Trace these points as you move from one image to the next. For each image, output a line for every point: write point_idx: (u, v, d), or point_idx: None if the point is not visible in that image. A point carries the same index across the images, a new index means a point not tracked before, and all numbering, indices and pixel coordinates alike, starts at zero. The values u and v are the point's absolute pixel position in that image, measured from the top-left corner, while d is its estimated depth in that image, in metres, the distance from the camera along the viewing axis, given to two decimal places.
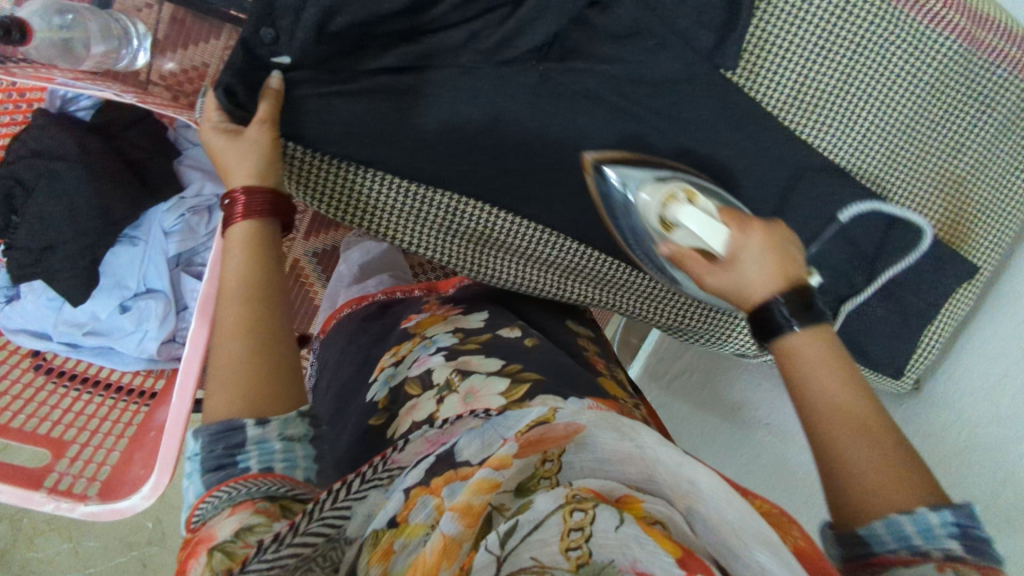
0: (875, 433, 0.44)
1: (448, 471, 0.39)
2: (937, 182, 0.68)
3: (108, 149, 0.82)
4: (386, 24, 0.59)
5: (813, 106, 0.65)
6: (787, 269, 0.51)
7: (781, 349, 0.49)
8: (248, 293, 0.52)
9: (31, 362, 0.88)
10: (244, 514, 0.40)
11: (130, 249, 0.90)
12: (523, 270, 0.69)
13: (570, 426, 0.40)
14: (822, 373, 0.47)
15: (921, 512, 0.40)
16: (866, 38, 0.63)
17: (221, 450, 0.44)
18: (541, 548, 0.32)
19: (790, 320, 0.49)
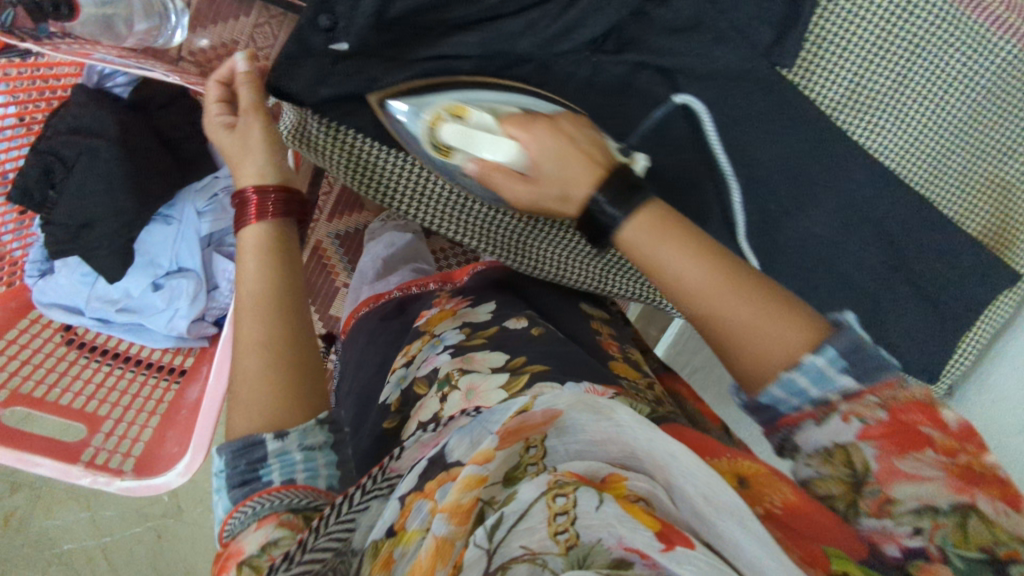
0: (752, 293, 0.46)
1: (439, 475, 0.38)
2: (984, 188, 0.67)
3: (146, 128, 0.82)
4: (445, 11, 0.57)
5: (865, 106, 0.64)
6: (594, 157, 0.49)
7: (624, 243, 0.48)
8: (259, 304, 0.51)
9: (63, 337, 0.89)
10: (269, 527, 0.41)
11: (164, 228, 0.90)
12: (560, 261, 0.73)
13: (546, 411, 0.37)
14: (671, 246, 0.47)
15: (807, 362, 0.42)
16: (925, 38, 0.62)
17: (244, 466, 0.45)
18: (530, 536, 0.33)
19: (611, 212, 0.47)
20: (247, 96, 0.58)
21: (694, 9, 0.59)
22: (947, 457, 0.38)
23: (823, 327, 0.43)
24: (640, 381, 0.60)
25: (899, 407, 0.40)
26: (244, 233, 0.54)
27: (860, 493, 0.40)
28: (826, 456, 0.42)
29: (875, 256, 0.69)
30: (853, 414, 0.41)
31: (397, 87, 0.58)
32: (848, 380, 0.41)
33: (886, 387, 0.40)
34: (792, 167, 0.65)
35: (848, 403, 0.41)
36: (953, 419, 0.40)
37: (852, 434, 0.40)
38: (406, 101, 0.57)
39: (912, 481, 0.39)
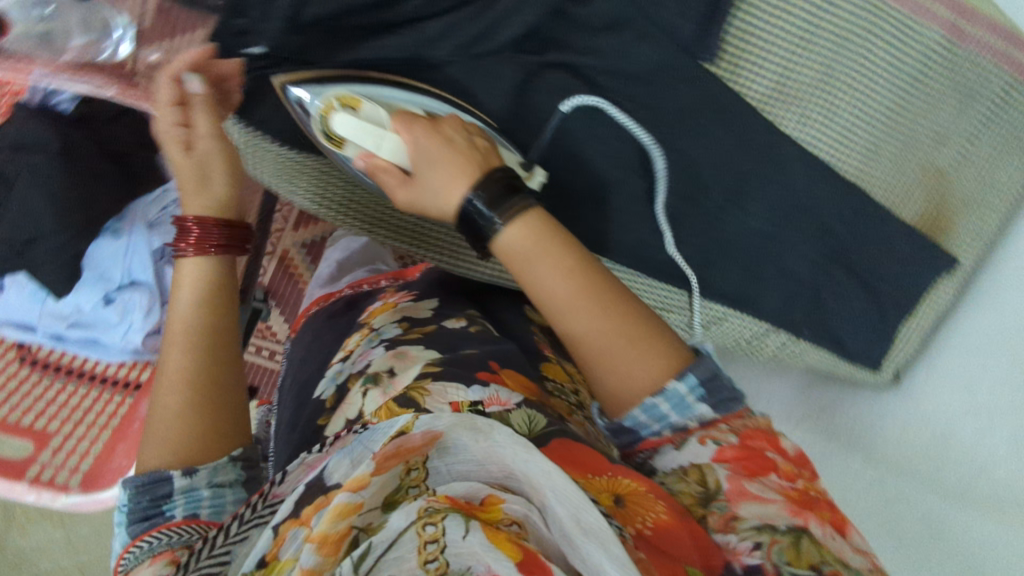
0: (613, 314, 0.54)
1: (313, 497, 0.37)
2: (917, 175, 0.68)
3: (91, 141, 0.81)
4: (358, 17, 0.57)
5: (791, 99, 0.65)
6: (476, 160, 0.53)
7: (499, 249, 0.53)
8: (191, 341, 0.59)
9: (16, 355, 0.90)
10: (160, 562, 0.45)
11: (113, 242, 0.89)
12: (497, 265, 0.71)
13: (424, 433, 0.38)
14: (544, 264, 0.53)
15: (671, 390, 0.53)
16: (844, 31, 0.63)
17: (147, 501, 0.50)
18: (398, 565, 0.33)
19: (489, 216, 0.51)
20: (199, 117, 0.65)
21: (612, 8, 0.60)
22: (785, 481, 0.49)
23: (681, 359, 0.55)
24: (568, 387, 0.62)
25: (745, 433, 0.52)
26: (185, 268, 0.63)
27: (709, 506, 0.48)
28: (682, 474, 0.51)
29: (816, 245, 0.69)
30: (708, 437, 0.52)
31: (301, 73, 0.57)
32: (700, 408, 0.53)
33: (734, 417, 0.53)
34: (723, 161, 0.66)
35: (703, 429, 0.53)
36: (790, 447, 0.52)
37: (707, 454, 0.51)
38: (308, 86, 0.57)
39: (758, 500, 0.47)
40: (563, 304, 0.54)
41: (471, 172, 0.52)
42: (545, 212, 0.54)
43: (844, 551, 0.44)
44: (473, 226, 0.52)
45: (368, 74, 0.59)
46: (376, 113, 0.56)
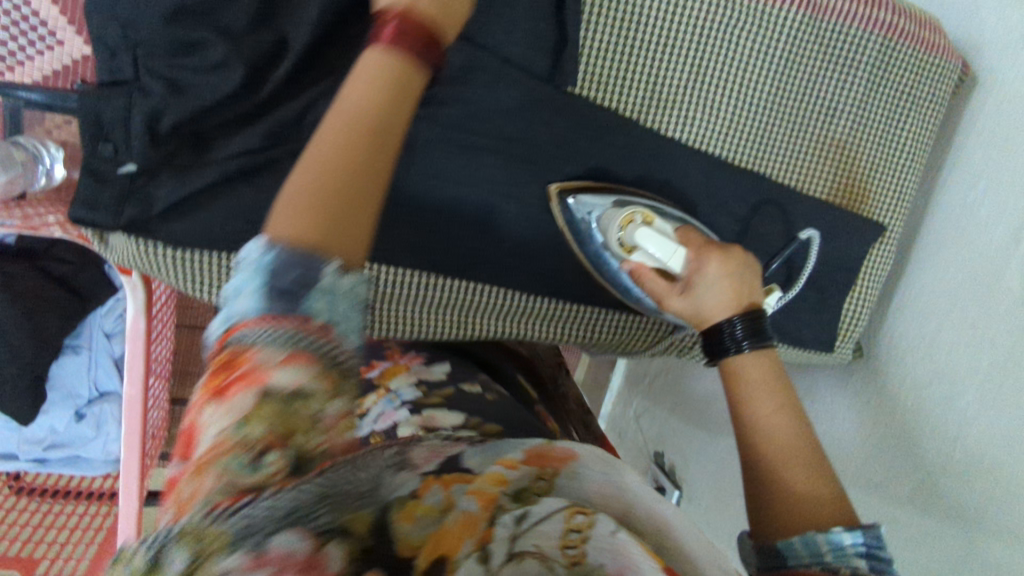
0: (808, 449, 0.48)
1: (449, 470, 0.37)
2: (820, 151, 0.68)
3: (34, 271, 0.84)
4: (218, 113, 0.55)
5: (669, 104, 0.65)
6: (743, 294, 0.57)
7: (726, 368, 0.53)
8: (349, 131, 0.39)
9: (7, 486, 0.94)
10: (301, 370, 0.31)
11: (75, 359, 0.92)
12: (477, 322, 0.68)
13: (564, 449, 0.41)
14: (762, 387, 0.51)
15: (836, 533, 0.42)
16: (704, 30, 0.63)
17: (289, 280, 0.33)
18: (543, 538, 0.38)
19: (741, 341, 0.53)
20: None
21: (464, 55, 0.60)
22: None
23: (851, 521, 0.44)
24: None
25: None
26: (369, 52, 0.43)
27: None
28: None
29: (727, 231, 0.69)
30: None
31: (574, 183, 0.65)
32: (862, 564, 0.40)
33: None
34: (617, 178, 0.66)
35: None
36: None
37: None
38: (576, 196, 0.65)
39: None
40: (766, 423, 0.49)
41: (747, 309, 0.55)
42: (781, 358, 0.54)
43: None
44: (717, 340, 0.54)
45: (641, 194, 0.66)
46: (666, 228, 0.61)
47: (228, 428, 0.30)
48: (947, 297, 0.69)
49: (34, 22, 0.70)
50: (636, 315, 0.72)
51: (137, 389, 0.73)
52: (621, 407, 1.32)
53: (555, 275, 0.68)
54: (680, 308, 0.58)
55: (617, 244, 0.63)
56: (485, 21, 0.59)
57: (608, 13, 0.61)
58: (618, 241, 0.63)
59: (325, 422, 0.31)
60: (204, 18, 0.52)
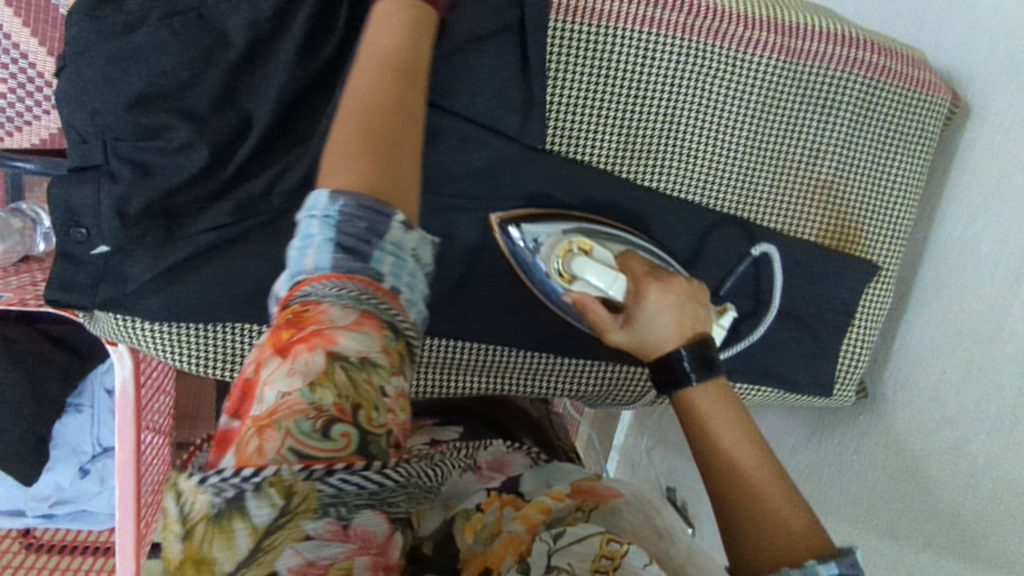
0: (769, 475, 0.46)
1: (509, 494, 0.48)
2: (806, 192, 0.68)
3: (36, 333, 0.85)
4: (186, 192, 0.55)
5: (645, 154, 0.65)
6: (688, 323, 0.53)
7: (680, 400, 0.51)
8: (395, 68, 0.46)
9: (20, 543, 0.96)
10: (372, 333, 0.36)
11: (77, 417, 0.93)
12: (469, 379, 0.67)
13: (610, 488, 0.48)
14: (715, 415, 0.49)
15: (811, 566, 0.40)
16: (675, 79, 0.63)
17: (361, 230, 0.38)
18: (577, 558, 0.38)
19: (688, 372, 0.50)
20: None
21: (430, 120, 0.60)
22: None
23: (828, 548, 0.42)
24: None
25: None
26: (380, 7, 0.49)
27: None
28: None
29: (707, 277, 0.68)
30: None
31: (515, 212, 0.62)
32: None
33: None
34: None
35: None
36: None
37: None
38: (519, 225, 0.61)
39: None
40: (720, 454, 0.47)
41: (691, 336, 0.52)
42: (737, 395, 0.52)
43: None
44: (666, 370, 0.51)
45: (583, 218, 0.62)
46: (607, 255, 0.58)
47: (298, 391, 0.33)
48: (941, 337, 0.66)
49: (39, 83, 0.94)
50: (631, 368, 0.70)
51: (129, 453, 0.73)
52: (632, 441, 1.28)
53: (536, 327, 0.66)
54: (623, 339, 0.54)
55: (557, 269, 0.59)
56: (449, 86, 0.60)
57: (575, 70, 0.62)
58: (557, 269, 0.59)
59: (387, 399, 0.35)
60: (165, 103, 0.54)
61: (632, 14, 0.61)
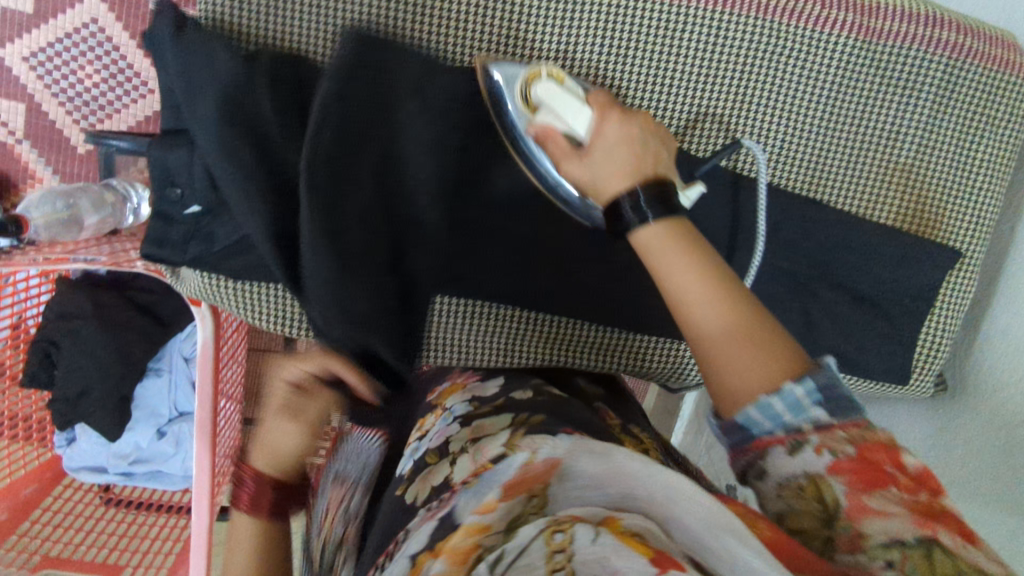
0: (738, 310, 0.48)
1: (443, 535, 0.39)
2: (883, 175, 0.65)
3: (121, 299, 0.93)
4: None
5: (714, 133, 0.65)
6: (645, 164, 0.54)
7: (635, 239, 0.51)
8: None
9: (100, 498, 1.02)
10: None
11: (156, 380, 0.99)
12: (537, 350, 0.69)
13: (548, 461, 0.41)
14: (675, 262, 0.49)
15: (786, 390, 0.44)
16: (747, 57, 0.63)
17: None
18: (528, 572, 0.32)
19: (643, 211, 0.50)
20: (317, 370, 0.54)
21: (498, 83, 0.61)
22: (909, 495, 0.40)
23: (803, 362, 0.45)
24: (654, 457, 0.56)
25: (868, 445, 0.42)
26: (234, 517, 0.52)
27: (834, 528, 0.41)
28: (797, 490, 0.43)
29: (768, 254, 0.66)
30: (824, 446, 0.42)
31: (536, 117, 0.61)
32: (818, 412, 0.43)
33: (853, 425, 0.43)
34: None
35: (819, 435, 0.43)
36: (911, 464, 0.41)
37: (823, 466, 0.42)
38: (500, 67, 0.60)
39: (881, 517, 0.39)
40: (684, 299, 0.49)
41: (644, 175, 0.52)
42: (698, 232, 0.51)
43: (980, 561, 0.36)
44: (618, 214, 0.52)
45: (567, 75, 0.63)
46: (576, 89, 0.58)
47: None
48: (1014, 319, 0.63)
49: (130, 74, 1.00)
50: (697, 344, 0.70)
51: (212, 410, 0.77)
52: (692, 437, 1.24)
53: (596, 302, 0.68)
54: (576, 172, 0.56)
55: (521, 102, 0.59)
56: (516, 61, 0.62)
57: (645, 46, 0.62)
58: (522, 98, 0.59)
59: None
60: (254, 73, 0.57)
61: None
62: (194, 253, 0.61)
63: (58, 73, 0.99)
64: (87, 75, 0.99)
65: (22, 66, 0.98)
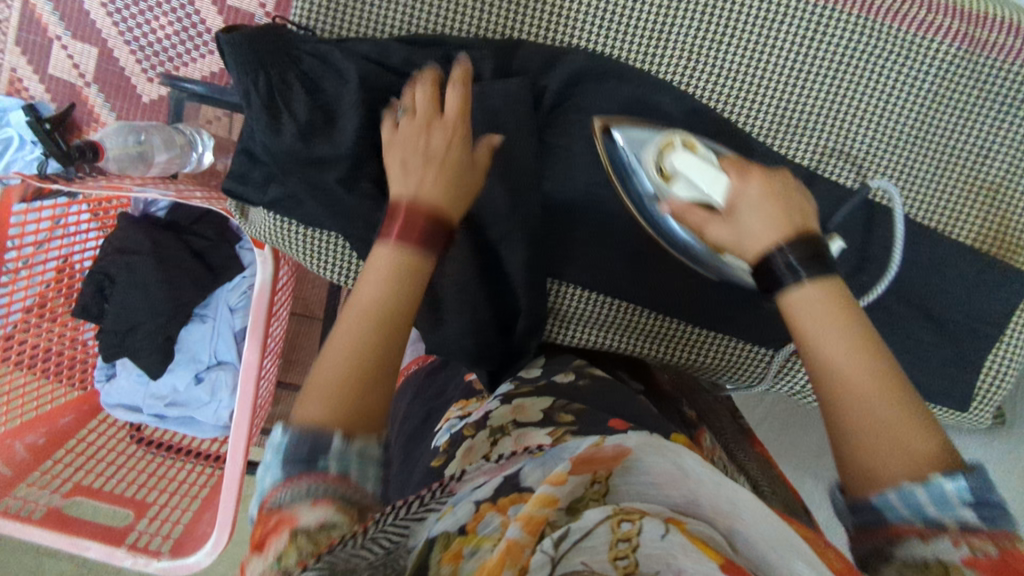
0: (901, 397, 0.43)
1: (505, 494, 0.39)
2: (970, 194, 0.64)
3: (178, 240, 0.94)
4: (354, 105, 0.60)
5: (800, 131, 0.64)
6: (793, 218, 0.50)
7: (785, 302, 0.48)
8: (362, 366, 0.44)
9: (127, 433, 1.03)
10: (328, 509, 0.38)
11: (201, 326, 1.00)
12: (591, 331, 0.70)
13: (616, 448, 0.38)
14: (830, 324, 0.46)
15: (935, 481, 0.39)
16: (843, 58, 0.62)
17: (305, 452, 0.40)
18: (592, 554, 0.32)
19: (797, 270, 0.47)
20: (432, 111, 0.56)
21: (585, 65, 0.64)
22: None
23: (959, 464, 0.41)
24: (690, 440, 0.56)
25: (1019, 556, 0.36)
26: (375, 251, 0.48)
27: None
28: (920, 569, 0.38)
29: (858, 272, 0.64)
30: (965, 544, 0.37)
31: (620, 121, 0.62)
32: (968, 514, 0.38)
33: (1008, 536, 0.37)
34: None
35: (964, 535, 0.38)
36: None
37: (958, 557, 0.37)
38: (623, 131, 0.61)
39: None
40: (842, 379, 0.44)
41: (789, 229, 0.49)
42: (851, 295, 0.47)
43: None
44: (769, 272, 0.49)
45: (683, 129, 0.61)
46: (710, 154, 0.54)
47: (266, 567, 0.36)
48: None
49: (202, 28, 0.99)
50: (755, 346, 0.69)
51: (256, 358, 0.80)
52: None
53: (660, 290, 0.68)
54: (721, 235, 0.52)
55: (654, 173, 0.57)
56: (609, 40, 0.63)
57: (742, 37, 0.63)
58: (656, 169, 0.57)
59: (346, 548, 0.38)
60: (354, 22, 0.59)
61: None
62: (273, 195, 0.64)
63: (133, 20, 0.99)
64: (160, 25, 0.99)
65: (99, 10, 0.99)
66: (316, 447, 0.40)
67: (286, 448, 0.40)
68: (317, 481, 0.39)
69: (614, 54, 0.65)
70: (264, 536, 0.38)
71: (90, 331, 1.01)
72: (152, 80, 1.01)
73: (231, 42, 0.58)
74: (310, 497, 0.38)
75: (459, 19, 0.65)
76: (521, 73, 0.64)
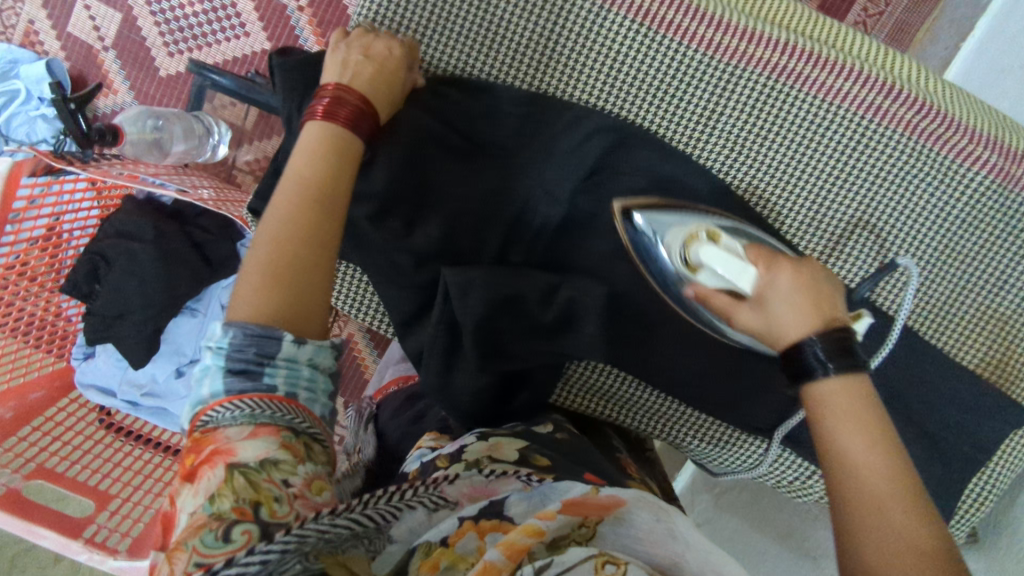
0: (904, 489, 0.39)
1: (489, 517, 0.41)
2: (980, 320, 0.65)
3: (181, 232, 0.92)
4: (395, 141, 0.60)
5: (830, 236, 0.66)
6: (822, 306, 0.48)
7: (810, 397, 0.45)
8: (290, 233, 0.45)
9: (95, 416, 1.00)
10: (270, 441, 0.39)
11: (190, 320, 0.98)
12: (591, 398, 0.70)
13: (609, 497, 0.40)
14: (848, 417, 0.43)
15: None
16: (882, 171, 0.64)
17: (252, 354, 0.41)
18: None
19: (826, 361, 0.44)
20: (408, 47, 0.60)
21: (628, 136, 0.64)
22: None
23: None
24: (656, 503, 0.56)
25: None
26: (305, 128, 0.50)
27: None
28: None
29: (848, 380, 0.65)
30: None
31: (639, 201, 0.63)
32: None
33: None
34: None
35: None
36: None
37: None
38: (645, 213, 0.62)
39: None
40: (859, 472, 0.40)
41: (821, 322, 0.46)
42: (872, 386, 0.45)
43: None
44: (800, 361, 0.45)
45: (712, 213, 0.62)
46: (735, 244, 0.53)
47: (199, 506, 0.36)
48: None
49: (232, 15, 0.97)
50: (744, 434, 0.70)
51: None
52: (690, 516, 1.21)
53: (667, 368, 0.67)
54: (749, 323, 0.50)
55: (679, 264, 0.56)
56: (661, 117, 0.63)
57: (788, 135, 0.64)
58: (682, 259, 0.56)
59: (292, 486, 0.38)
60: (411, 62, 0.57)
61: (858, 99, 0.62)
62: None
63: None
64: (190, 4, 0.97)
65: None
66: (263, 353, 0.41)
67: (230, 352, 0.41)
68: (262, 401, 0.40)
69: (659, 130, 0.65)
70: (196, 467, 0.38)
71: (75, 307, 0.99)
72: (172, 55, 0.99)
73: (282, 65, 0.59)
74: (253, 424, 0.39)
75: (507, 68, 0.65)
76: (565, 132, 0.64)
